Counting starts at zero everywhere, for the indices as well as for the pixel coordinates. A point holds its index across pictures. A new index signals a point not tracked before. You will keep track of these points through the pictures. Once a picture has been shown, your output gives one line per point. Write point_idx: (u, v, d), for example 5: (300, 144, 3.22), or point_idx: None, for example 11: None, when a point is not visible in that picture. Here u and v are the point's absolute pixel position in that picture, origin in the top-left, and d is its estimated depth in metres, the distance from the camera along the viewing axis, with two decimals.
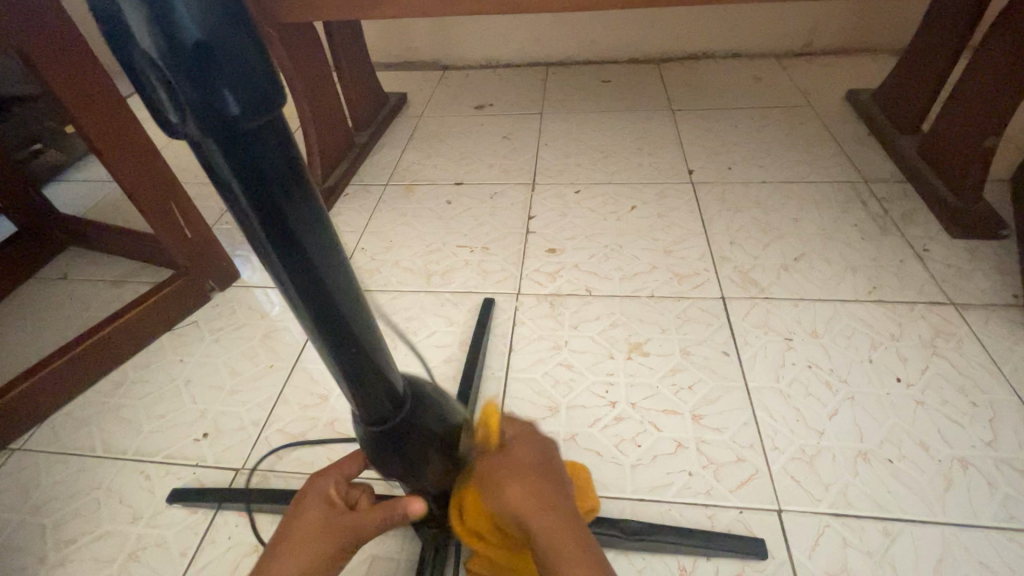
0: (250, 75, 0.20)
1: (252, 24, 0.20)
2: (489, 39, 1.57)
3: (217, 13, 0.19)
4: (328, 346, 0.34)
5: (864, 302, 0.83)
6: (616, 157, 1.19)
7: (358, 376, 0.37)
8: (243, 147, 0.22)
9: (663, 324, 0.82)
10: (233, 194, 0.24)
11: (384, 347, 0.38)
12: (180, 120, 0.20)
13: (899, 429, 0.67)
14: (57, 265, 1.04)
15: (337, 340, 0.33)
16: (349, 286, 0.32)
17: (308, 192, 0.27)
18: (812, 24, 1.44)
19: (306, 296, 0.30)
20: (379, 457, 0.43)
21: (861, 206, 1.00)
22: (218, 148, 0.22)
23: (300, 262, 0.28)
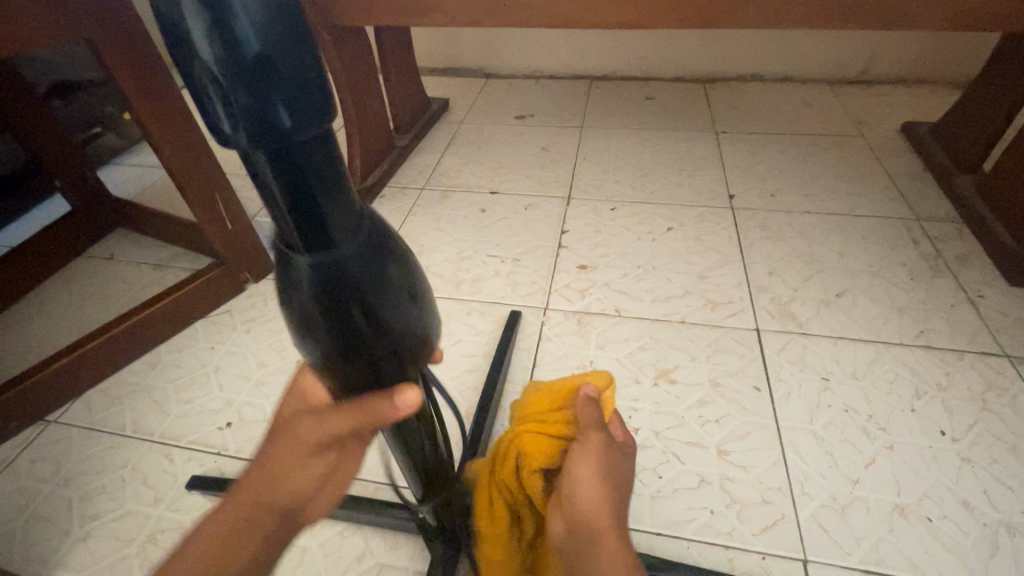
0: (306, 90, 0.20)
1: (311, 37, 0.20)
2: (534, 50, 1.58)
3: (277, 27, 0.19)
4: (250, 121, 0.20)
5: (909, 346, 0.79)
6: (655, 176, 1.17)
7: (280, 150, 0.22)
8: (291, 156, 0.22)
9: (693, 351, 0.80)
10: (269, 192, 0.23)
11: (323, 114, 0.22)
12: (229, 127, 0.20)
13: (940, 485, 0.63)
14: (105, 246, 1.08)
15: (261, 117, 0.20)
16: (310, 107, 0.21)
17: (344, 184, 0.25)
18: (869, 52, 1.39)
19: (280, 170, 0.23)
20: (314, 315, 0.27)
21: (912, 245, 0.96)
22: (265, 157, 0.22)
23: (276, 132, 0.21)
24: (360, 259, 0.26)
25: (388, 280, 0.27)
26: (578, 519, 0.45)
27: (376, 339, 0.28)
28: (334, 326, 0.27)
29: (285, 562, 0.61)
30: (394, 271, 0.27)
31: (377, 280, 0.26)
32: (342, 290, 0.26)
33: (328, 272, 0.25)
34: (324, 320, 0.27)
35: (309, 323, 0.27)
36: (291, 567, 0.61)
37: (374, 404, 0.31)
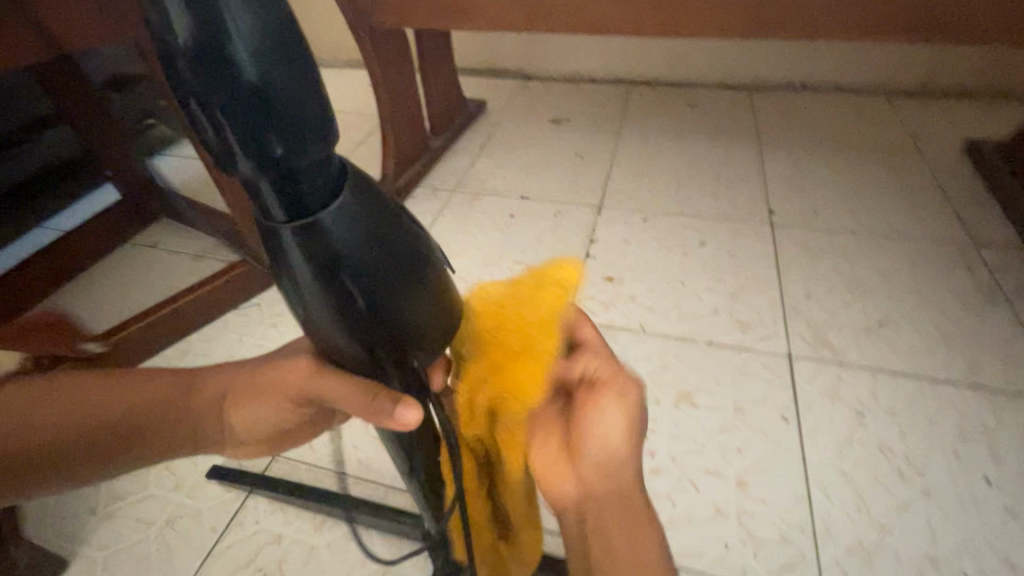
0: (303, 120, 0.21)
1: (306, 65, 0.20)
2: (575, 53, 1.55)
3: (275, 57, 0.19)
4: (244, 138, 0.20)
5: (955, 383, 0.73)
6: (691, 187, 1.14)
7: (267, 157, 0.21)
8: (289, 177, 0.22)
9: (718, 374, 0.77)
10: (271, 210, 0.24)
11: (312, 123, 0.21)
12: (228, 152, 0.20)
13: (980, 539, 0.59)
14: (149, 234, 1.13)
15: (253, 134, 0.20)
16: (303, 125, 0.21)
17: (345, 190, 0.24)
18: (932, 62, 1.31)
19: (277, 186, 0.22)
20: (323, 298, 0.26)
21: (967, 273, 0.89)
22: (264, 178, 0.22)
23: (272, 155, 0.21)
24: (362, 237, 0.25)
25: (383, 261, 0.26)
26: (602, 482, 0.37)
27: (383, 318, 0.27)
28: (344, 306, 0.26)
29: (293, 558, 0.62)
30: (392, 253, 0.26)
31: (370, 264, 0.25)
32: (330, 271, 0.25)
33: (318, 257, 0.24)
34: (334, 301, 0.26)
35: (319, 306, 0.26)
36: (298, 564, 0.62)
37: (373, 406, 0.31)
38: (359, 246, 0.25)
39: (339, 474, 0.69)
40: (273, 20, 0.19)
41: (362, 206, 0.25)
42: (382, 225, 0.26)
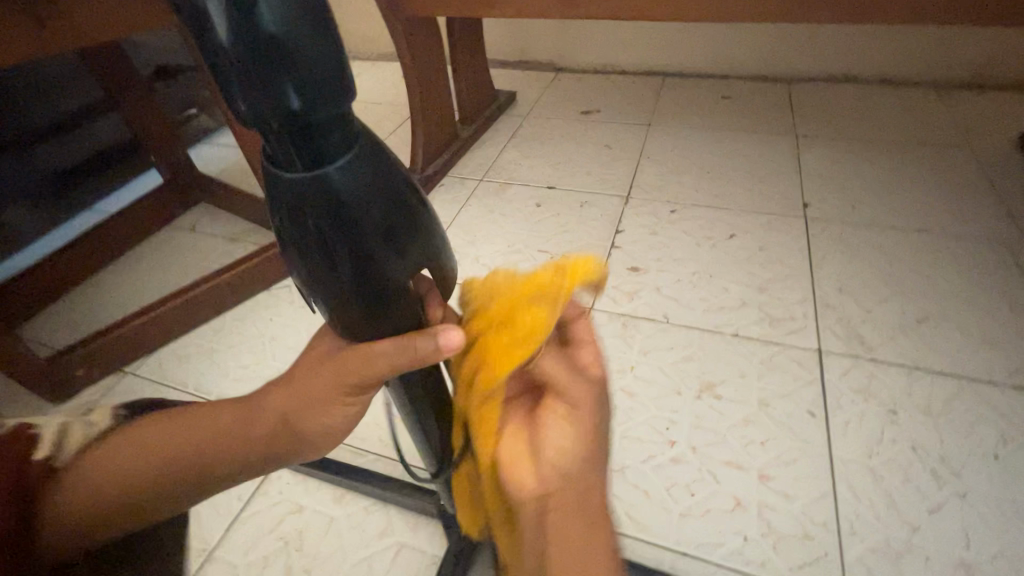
0: (320, 72, 0.21)
1: (326, 22, 0.21)
2: (607, 45, 1.54)
3: (294, 13, 0.19)
4: (257, 87, 0.20)
5: (999, 385, 0.70)
6: (722, 179, 1.11)
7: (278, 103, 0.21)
8: (303, 129, 0.23)
9: (743, 367, 0.75)
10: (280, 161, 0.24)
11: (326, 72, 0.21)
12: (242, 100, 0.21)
13: (1020, 546, 0.56)
14: (189, 217, 1.18)
15: (267, 84, 0.20)
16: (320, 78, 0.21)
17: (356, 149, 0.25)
18: (986, 52, 1.25)
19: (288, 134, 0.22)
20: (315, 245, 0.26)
21: (1016, 271, 0.85)
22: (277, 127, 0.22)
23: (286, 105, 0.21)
24: (361, 193, 0.25)
25: (385, 214, 0.26)
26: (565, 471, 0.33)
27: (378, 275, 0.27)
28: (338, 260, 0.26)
29: (314, 528, 0.64)
30: (391, 206, 0.26)
31: (372, 217, 0.26)
32: (331, 223, 0.25)
33: (320, 206, 0.25)
34: (328, 253, 0.26)
35: (311, 256, 0.27)
36: (317, 533, 0.64)
37: (413, 340, 0.30)
38: (362, 199, 0.25)
39: (360, 450, 0.71)
40: None
41: (367, 159, 0.25)
42: (385, 180, 0.26)
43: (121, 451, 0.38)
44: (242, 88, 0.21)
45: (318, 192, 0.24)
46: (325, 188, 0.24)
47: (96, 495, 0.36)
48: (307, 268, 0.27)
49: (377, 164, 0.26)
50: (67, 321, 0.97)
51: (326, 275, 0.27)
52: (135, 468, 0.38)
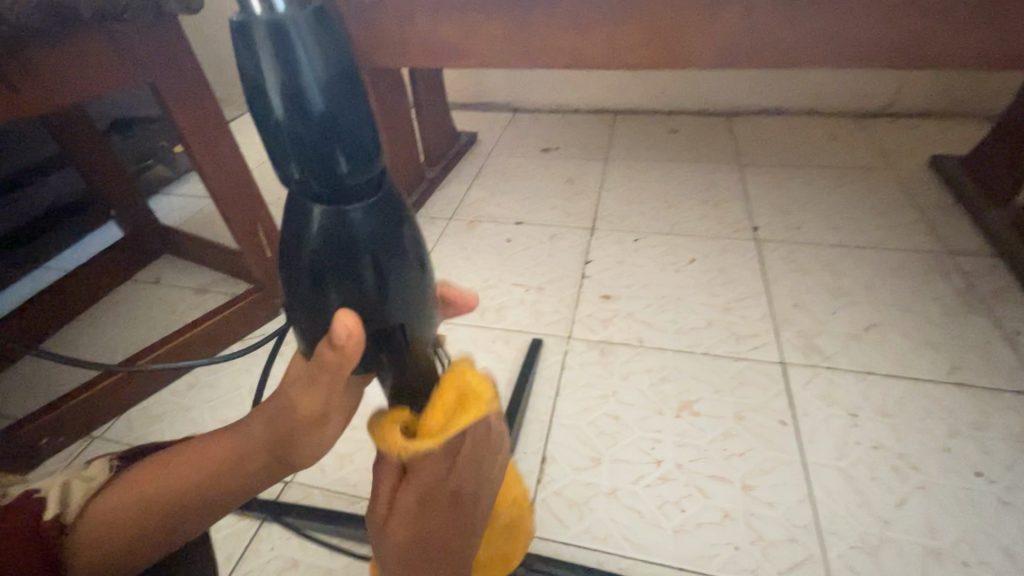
0: (362, 140, 0.25)
1: (366, 107, 0.26)
2: (560, 87, 1.63)
3: (342, 97, 0.24)
4: (307, 152, 0.24)
5: (942, 383, 0.77)
6: (679, 208, 1.19)
7: (322, 164, 0.25)
8: (340, 192, 0.26)
9: (717, 383, 0.80)
10: (311, 215, 0.27)
11: (366, 143, 0.26)
12: (293, 165, 0.25)
13: (978, 530, 0.61)
14: (152, 270, 1.15)
15: (316, 150, 0.24)
16: (361, 147, 0.25)
17: (385, 208, 0.28)
18: (895, 85, 1.40)
19: (327, 192, 0.26)
20: (337, 288, 0.28)
21: (943, 278, 0.94)
22: (318, 187, 0.26)
23: (330, 167, 0.25)
24: (380, 239, 0.28)
25: (401, 259, 0.29)
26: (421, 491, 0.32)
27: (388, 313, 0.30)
28: (354, 301, 0.29)
29: None
30: (405, 251, 0.29)
31: (388, 262, 0.28)
32: (347, 269, 0.28)
33: (344, 249, 0.27)
34: (348, 295, 0.28)
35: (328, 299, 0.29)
36: None
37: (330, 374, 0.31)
38: (380, 253, 0.28)
39: (354, 497, 0.70)
40: (344, 69, 0.24)
41: (388, 211, 0.28)
42: (401, 228, 0.29)
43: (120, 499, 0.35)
44: (294, 155, 0.24)
45: (348, 241, 0.27)
46: (349, 237, 0.27)
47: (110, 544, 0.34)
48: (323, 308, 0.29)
49: (396, 213, 0.29)
50: (21, 388, 0.91)
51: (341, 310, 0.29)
52: (141, 506, 0.35)
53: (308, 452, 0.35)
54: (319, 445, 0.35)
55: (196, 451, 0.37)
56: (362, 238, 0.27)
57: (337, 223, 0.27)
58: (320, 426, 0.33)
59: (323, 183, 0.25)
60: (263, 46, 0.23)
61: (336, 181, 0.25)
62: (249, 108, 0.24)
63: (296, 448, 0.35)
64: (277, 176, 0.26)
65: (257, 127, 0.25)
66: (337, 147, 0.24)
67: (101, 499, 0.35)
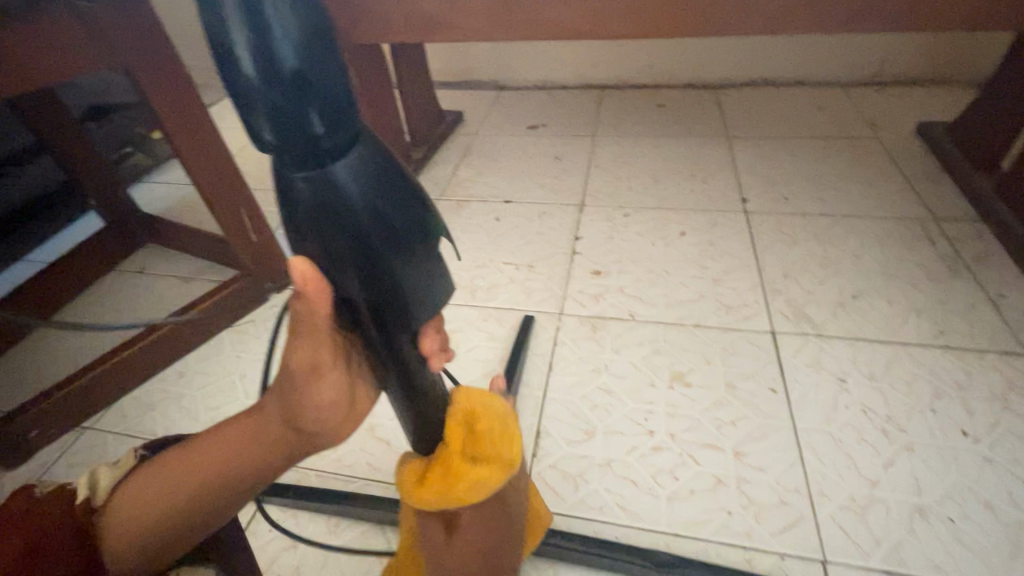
0: (336, 98, 0.24)
1: (340, 65, 0.25)
2: (546, 62, 1.60)
3: (314, 52, 0.23)
4: (279, 112, 0.23)
5: (927, 346, 0.78)
6: (667, 183, 1.18)
7: (296, 124, 0.24)
8: (317, 154, 0.25)
9: (707, 354, 0.80)
10: (291, 180, 0.26)
11: (341, 100, 0.25)
12: (266, 128, 0.24)
13: (961, 486, 0.63)
14: (135, 260, 1.13)
15: (288, 109, 0.23)
16: (335, 105, 0.24)
17: (371, 169, 0.27)
18: (882, 53, 1.39)
19: (302, 155, 0.25)
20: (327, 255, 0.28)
21: (929, 244, 0.95)
22: (295, 151, 0.25)
23: (306, 128, 0.24)
24: (369, 201, 0.27)
25: (398, 221, 0.28)
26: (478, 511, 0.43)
27: (382, 278, 0.29)
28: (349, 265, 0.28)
29: (310, 564, 0.63)
30: (402, 212, 0.29)
31: (385, 224, 0.28)
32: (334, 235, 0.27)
33: (332, 214, 0.27)
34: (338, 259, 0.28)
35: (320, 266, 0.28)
36: (315, 566, 0.63)
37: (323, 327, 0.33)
38: (370, 217, 0.27)
39: (349, 478, 0.70)
40: (314, 25, 0.23)
41: (375, 172, 0.27)
42: (394, 188, 0.28)
43: (148, 488, 0.35)
44: (267, 116, 0.24)
45: (339, 206, 0.27)
46: (339, 201, 0.27)
47: (137, 535, 0.34)
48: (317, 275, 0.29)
49: (386, 175, 0.28)
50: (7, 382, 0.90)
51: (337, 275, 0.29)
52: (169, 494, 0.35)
53: (320, 415, 0.35)
54: (326, 404, 0.35)
55: (220, 436, 0.37)
56: (348, 202, 0.27)
57: (320, 187, 0.26)
58: (325, 382, 0.34)
59: (301, 146, 0.25)
60: (226, 4, 0.22)
61: (313, 142, 0.25)
62: (218, 69, 0.24)
63: (305, 412, 0.35)
64: (251, 140, 0.25)
65: (226, 90, 0.24)
66: (311, 106, 0.24)
67: (126, 492, 0.35)
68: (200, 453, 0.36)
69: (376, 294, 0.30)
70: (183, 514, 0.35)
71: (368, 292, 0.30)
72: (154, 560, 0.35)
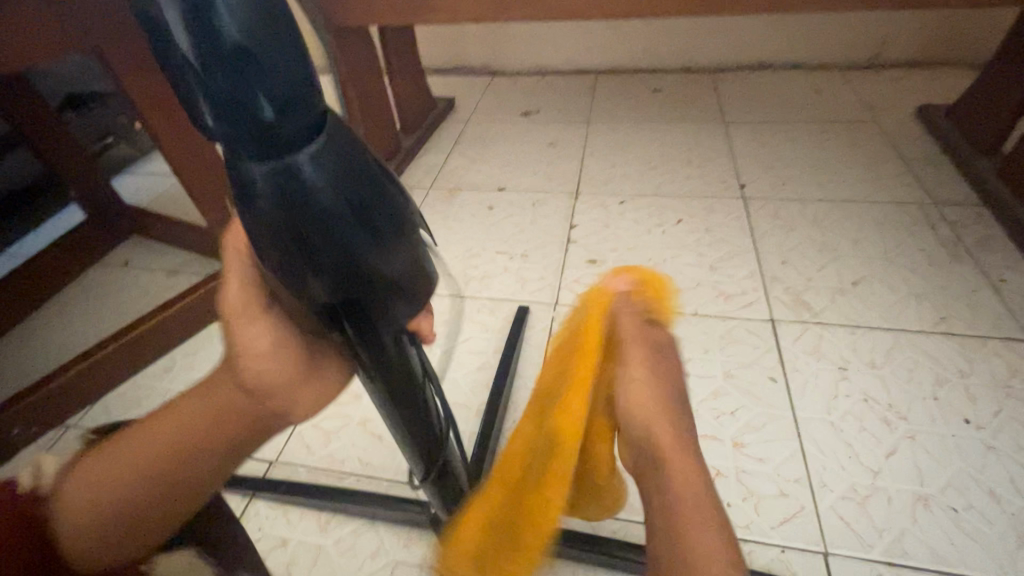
0: (288, 75, 0.22)
1: (295, 40, 0.22)
2: (539, 46, 1.57)
3: (261, 28, 0.21)
4: (222, 95, 0.21)
5: (928, 332, 0.77)
6: (663, 169, 1.16)
7: (243, 109, 0.22)
8: (271, 141, 0.23)
9: (705, 343, 0.79)
10: (244, 169, 0.24)
11: (294, 82, 0.22)
12: (211, 114, 0.22)
13: (964, 474, 0.62)
14: (120, 253, 1.10)
15: (233, 92, 0.21)
16: (288, 86, 0.22)
17: (333, 155, 0.25)
18: (881, 34, 1.37)
19: (253, 142, 0.23)
20: (293, 248, 0.26)
21: (930, 229, 0.93)
22: (246, 138, 0.23)
23: (255, 113, 0.22)
24: (334, 188, 0.25)
25: (364, 210, 0.26)
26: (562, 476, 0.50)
27: (355, 270, 0.27)
28: (319, 258, 0.26)
29: (302, 562, 0.62)
30: (369, 201, 0.27)
31: (350, 214, 0.26)
32: (298, 228, 0.25)
33: (293, 206, 0.25)
34: (306, 253, 0.26)
35: (287, 260, 0.27)
36: (307, 564, 0.61)
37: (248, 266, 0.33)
38: (335, 207, 0.25)
39: (341, 474, 0.68)
40: None
41: (338, 158, 0.25)
42: (361, 175, 0.26)
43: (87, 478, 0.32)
44: (210, 99, 0.22)
45: (298, 195, 0.24)
46: (300, 191, 0.24)
47: (87, 516, 0.32)
48: (285, 271, 0.27)
49: (351, 160, 0.26)
50: None
51: (306, 270, 0.27)
52: (123, 473, 0.33)
53: (259, 362, 0.33)
54: (259, 349, 0.33)
55: (170, 413, 0.34)
56: (310, 191, 0.25)
57: (277, 176, 0.24)
58: (255, 319, 0.33)
59: (251, 132, 0.23)
60: None
61: (263, 128, 0.22)
62: (153, 46, 0.21)
63: (245, 361, 0.33)
64: (195, 126, 0.23)
65: (163, 70, 0.22)
66: (259, 88, 0.21)
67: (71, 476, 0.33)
68: (145, 434, 0.33)
69: (350, 288, 0.28)
70: (134, 505, 0.33)
71: (340, 286, 0.28)
72: (106, 547, 0.32)
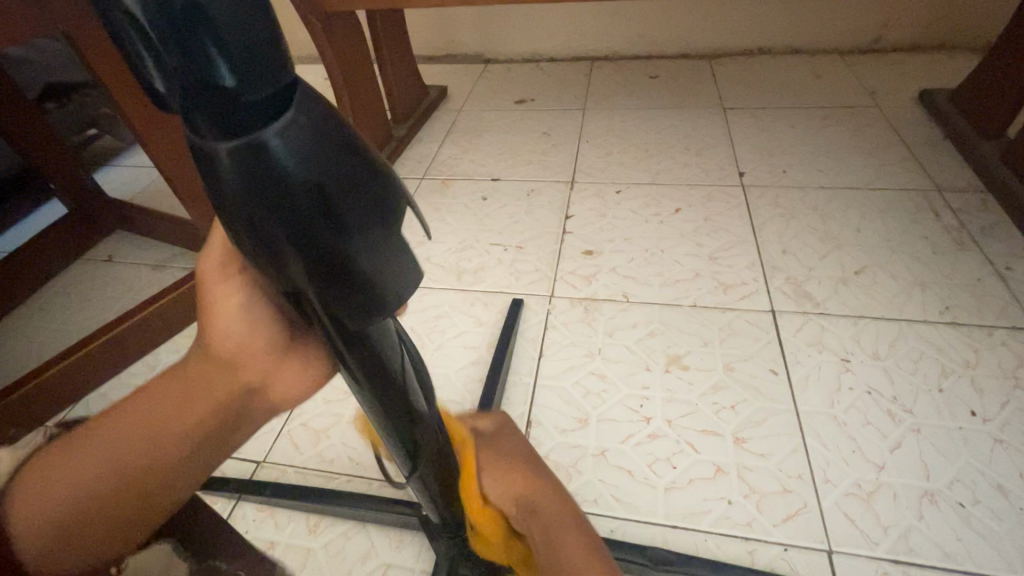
0: (246, 39, 0.19)
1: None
2: (534, 33, 1.53)
3: None
4: (175, 59, 0.19)
5: (933, 323, 0.75)
6: (660, 157, 1.13)
7: (198, 75, 0.19)
8: (232, 112, 0.21)
9: (705, 335, 0.77)
10: (206, 143, 0.22)
11: (256, 42, 0.20)
12: (165, 82, 0.20)
13: (972, 469, 0.60)
14: (104, 248, 1.07)
15: (187, 56, 0.19)
16: (248, 48, 0.19)
17: (302, 125, 0.22)
18: (883, 16, 1.33)
19: (212, 113, 0.21)
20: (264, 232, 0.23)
21: (933, 217, 0.91)
22: (204, 109, 0.20)
23: (212, 81, 0.19)
24: (304, 163, 0.22)
25: (334, 192, 0.23)
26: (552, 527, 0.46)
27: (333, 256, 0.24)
28: (294, 244, 0.24)
29: (290, 566, 0.60)
30: (343, 181, 0.23)
31: (317, 197, 0.23)
32: (267, 209, 0.23)
33: (260, 186, 0.22)
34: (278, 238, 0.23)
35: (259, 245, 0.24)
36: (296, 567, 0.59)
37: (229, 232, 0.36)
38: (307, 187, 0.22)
39: (331, 475, 0.66)
40: None
41: (310, 130, 0.22)
42: (339, 149, 0.23)
43: None
44: (160, 61, 0.19)
45: (258, 179, 0.22)
46: (267, 168, 0.22)
47: None
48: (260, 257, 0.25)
49: (325, 132, 0.23)
50: None
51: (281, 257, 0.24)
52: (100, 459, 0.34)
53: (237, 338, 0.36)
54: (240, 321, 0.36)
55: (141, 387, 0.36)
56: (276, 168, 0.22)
57: (241, 152, 0.22)
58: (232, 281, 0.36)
59: (209, 101, 0.20)
60: None
61: (222, 97, 0.20)
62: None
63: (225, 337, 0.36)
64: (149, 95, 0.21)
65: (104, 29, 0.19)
66: (214, 51, 0.19)
67: None
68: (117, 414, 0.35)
69: (331, 277, 0.25)
70: None
71: (319, 275, 0.25)
72: None
